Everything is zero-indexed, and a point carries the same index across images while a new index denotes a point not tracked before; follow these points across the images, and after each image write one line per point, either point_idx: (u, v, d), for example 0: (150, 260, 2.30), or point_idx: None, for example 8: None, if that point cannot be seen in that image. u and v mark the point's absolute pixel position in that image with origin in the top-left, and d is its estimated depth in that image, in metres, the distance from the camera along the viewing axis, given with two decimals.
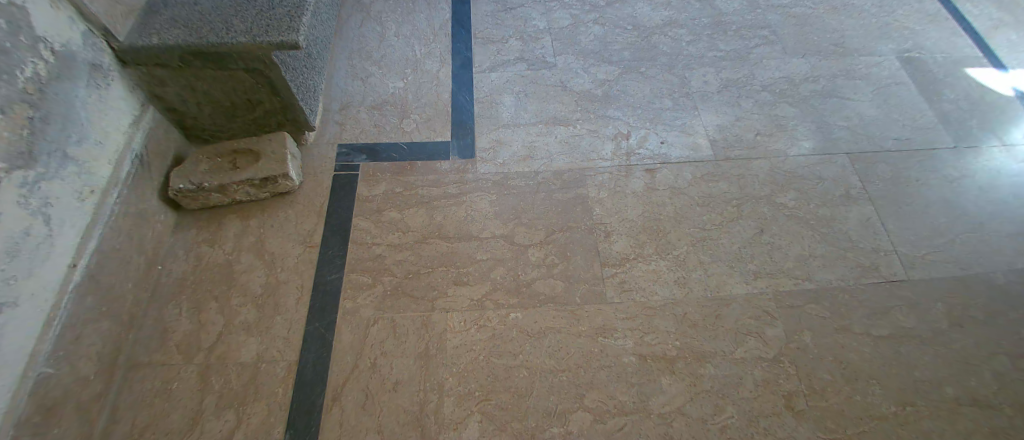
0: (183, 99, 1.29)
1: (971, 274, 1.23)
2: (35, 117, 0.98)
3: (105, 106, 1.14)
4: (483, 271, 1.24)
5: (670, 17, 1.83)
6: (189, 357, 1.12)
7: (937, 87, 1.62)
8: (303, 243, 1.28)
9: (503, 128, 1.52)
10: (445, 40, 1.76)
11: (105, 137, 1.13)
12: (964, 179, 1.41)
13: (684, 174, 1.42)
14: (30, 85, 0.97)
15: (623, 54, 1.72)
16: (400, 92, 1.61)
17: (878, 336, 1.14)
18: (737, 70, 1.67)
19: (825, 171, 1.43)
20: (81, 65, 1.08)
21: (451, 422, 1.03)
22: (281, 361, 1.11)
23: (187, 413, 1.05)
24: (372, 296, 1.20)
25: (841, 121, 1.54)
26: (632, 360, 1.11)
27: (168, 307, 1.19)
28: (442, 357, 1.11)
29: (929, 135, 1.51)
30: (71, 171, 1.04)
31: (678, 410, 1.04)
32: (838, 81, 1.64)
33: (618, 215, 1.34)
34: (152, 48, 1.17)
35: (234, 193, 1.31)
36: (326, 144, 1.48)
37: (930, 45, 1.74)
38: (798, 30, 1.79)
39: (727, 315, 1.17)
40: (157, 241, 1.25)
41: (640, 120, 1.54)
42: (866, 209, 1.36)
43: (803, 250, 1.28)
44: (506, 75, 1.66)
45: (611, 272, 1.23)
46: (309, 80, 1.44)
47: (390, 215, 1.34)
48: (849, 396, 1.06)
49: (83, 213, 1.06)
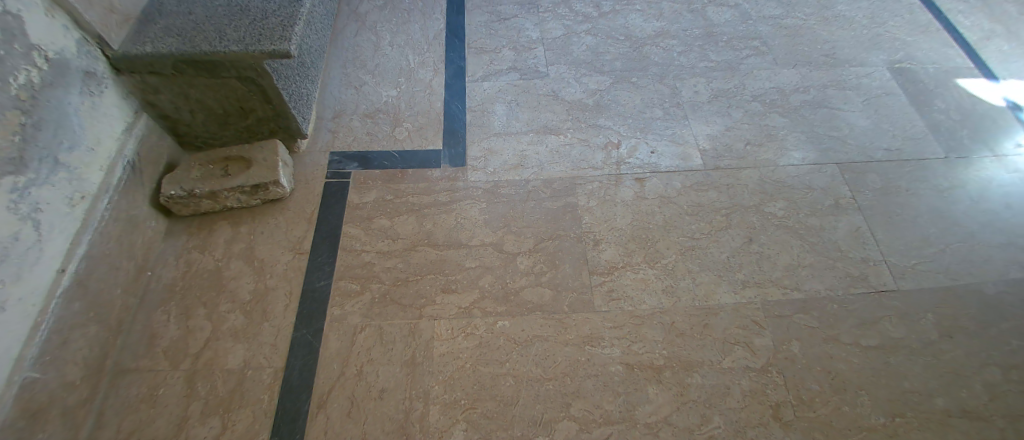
0: (177, 107, 1.30)
1: (962, 284, 1.23)
2: (27, 123, 0.99)
3: (99, 113, 1.15)
4: (471, 279, 1.24)
5: (661, 28, 1.84)
6: (176, 363, 1.12)
7: (927, 97, 1.63)
8: (293, 250, 1.29)
9: (495, 137, 1.53)
10: (439, 50, 1.77)
11: (97, 144, 1.14)
12: (955, 189, 1.41)
13: (674, 183, 1.42)
14: (23, 92, 0.98)
15: (615, 64, 1.73)
16: (393, 101, 1.63)
17: (867, 347, 1.13)
18: (729, 80, 1.68)
19: (816, 180, 1.43)
20: (75, 72, 1.10)
21: (436, 431, 1.03)
22: (268, 368, 1.11)
23: (173, 419, 1.05)
24: (360, 303, 1.20)
25: (831, 131, 1.55)
26: (619, 369, 1.10)
27: (157, 313, 1.19)
28: (429, 365, 1.11)
29: (919, 145, 1.51)
30: (62, 177, 1.05)
31: (665, 420, 1.04)
32: (829, 91, 1.65)
33: (607, 223, 1.34)
34: (146, 56, 1.18)
35: (225, 200, 1.32)
36: (318, 152, 1.49)
37: (921, 56, 1.75)
38: (789, 41, 1.80)
39: (715, 325, 1.16)
40: (148, 247, 1.26)
41: (631, 129, 1.55)
42: (855, 218, 1.36)
43: (792, 260, 1.27)
44: (498, 85, 1.67)
45: (599, 280, 1.23)
46: (302, 88, 1.45)
47: (380, 222, 1.34)
48: (837, 407, 1.05)
49: (73, 218, 1.07)
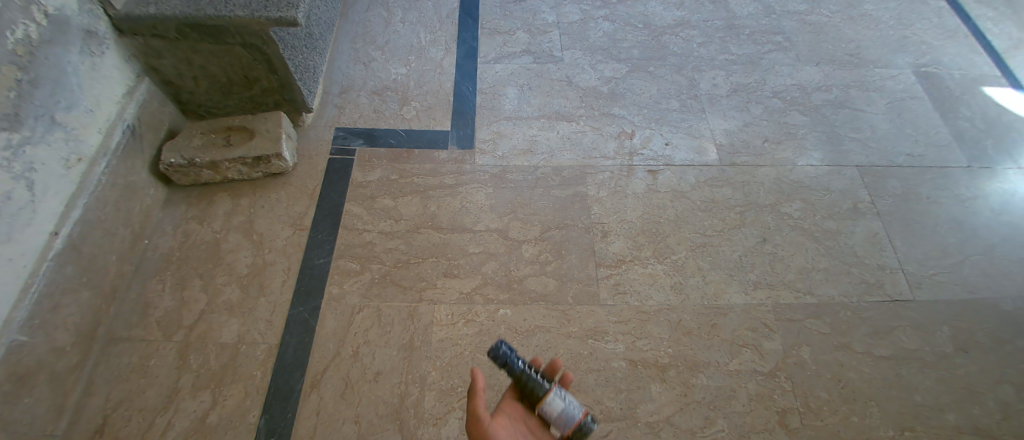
0: (180, 73, 1.26)
1: (979, 298, 1.19)
2: (23, 80, 0.95)
3: (99, 75, 1.12)
4: (474, 265, 1.20)
5: (682, 17, 1.79)
6: (169, 334, 1.09)
7: (953, 104, 1.57)
8: (293, 226, 1.26)
9: (505, 121, 1.49)
10: (451, 29, 1.72)
11: (96, 106, 1.11)
12: (977, 199, 1.36)
13: (687, 177, 1.38)
14: (20, 47, 0.95)
15: (632, 53, 1.68)
16: (402, 79, 1.58)
17: (879, 357, 1.10)
18: (749, 75, 1.63)
19: (834, 182, 1.39)
20: (75, 31, 1.06)
21: (431, 418, 1.00)
22: (262, 344, 1.08)
23: (163, 391, 1.02)
24: (359, 283, 1.17)
25: (852, 132, 1.50)
26: (622, 365, 1.07)
27: (152, 282, 1.16)
28: (427, 350, 1.08)
29: (942, 153, 1.46)
30: (58, 137, 1.02)
31: (667, 420, 1.01)
32: (851, 91, 1.60)
33: (617, 215, 1.30)
34: (149, 18, 1.14)
35: (226, 171, 1.28)
36: (323, 126, 1.46)
37: (948, 61, 1.69)
38: (814, 38, 1.74)
39: (723, 325, 1.13)
40: (145, 215, 1.22)
41: (646, 120, 1.51)
42: (873, 223, 1.31)
43: (805, 262, 1.24)
44: (511, 67, 1.62)
45: (605, 273, 1.20)
46: (310, 61, 1.41)
47: (384, 202, 1.31)
48: (845, 416, 1.02)
49: (69, 181, 1.04)
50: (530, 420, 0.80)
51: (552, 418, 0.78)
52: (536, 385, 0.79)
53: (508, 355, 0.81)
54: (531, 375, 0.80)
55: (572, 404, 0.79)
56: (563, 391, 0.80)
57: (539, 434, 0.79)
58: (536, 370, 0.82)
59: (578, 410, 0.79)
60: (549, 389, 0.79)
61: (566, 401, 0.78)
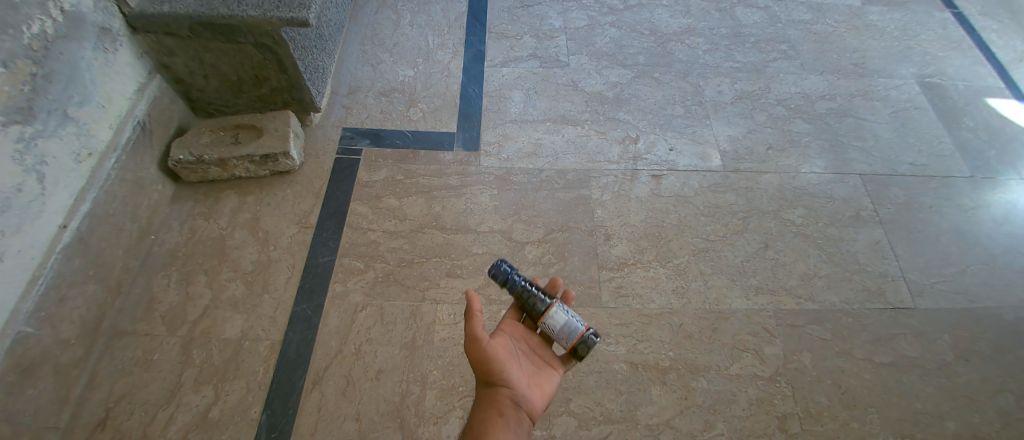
0: (191, 71, 1.28)
1: (981, 308, 1.19)
2: (37, 75, 0.97)
3: (112, 70, 1.13)
4: (477, 265, 1.21)
5: (688, 25, 1.81)
6: (173, 329, 1.10)
7: (957, 115, 1.58)
8: (299, 224, 1.27)
9: (510, 124, 1.50)
10: (459, 33, 1.74)
11: (108, 101, 1.12)
12: (980, 209, 1.36)
13: (691, 182, 1.39)
14: (35, 42, 0.96)
15: (638, 59, 1.69)
16: (409, 81, 1.60)
17: (880, 364, 1.10)
18: (753, 82, 1.64)
19: (837, 190, 1.39)
20: (90, 27, 1.08)
21: (431, 417, 1.01)
22: (265, 340, 1.09)
23: (166, 385, 1.03)
24: (363, 281, 1.18)
25: (855, 140, 1.51)
26: (623, 368, 1.07)
27: (157, 277, 1.17)
28: (429, 349, 1.09)
29: (945, 162, 1.47)
30: (70, 131, 1.04)
31: (667, 423, 1.01)
32: (855, 100, 1.61)
33: (620, 219, 1.31)
34: (163, 16, 1.16)
35: (233, 168, 1.30)
36: (330, 126, 1.47)
37: (952, 71, 1.70)
38: (819, 46, 1.76)
39: (725, 329, 1.13)
40: (153, 210, 1.24)
41: (651, 125, 1.52)
42: (876, 231, 1.32)
43: (807, 269, 1.24)
44: (517, 71, 1.64)
45: (608, 276, 1.20)
46: (319, 61, 1.42)
47: (389, 202, 1.32)
48: (845, 422, 1.02)
49: (80, 174, 1.06)
50: (530, 338, 0.83)
51: (555, 331, 0.80)
52: (538, 300, 0.81)
53: (507, 272, 0.83)
54: (531, 290, 0.81)
55: (574, 319, 0.80)
56: (565, 306, 0.82)
57: (540, 352, 0.82)
58: (537, 287, 0.83)
59: (580, 324, 0.80)
60: (550, 304, 0.81)
61: (568, 315, 0.80)
